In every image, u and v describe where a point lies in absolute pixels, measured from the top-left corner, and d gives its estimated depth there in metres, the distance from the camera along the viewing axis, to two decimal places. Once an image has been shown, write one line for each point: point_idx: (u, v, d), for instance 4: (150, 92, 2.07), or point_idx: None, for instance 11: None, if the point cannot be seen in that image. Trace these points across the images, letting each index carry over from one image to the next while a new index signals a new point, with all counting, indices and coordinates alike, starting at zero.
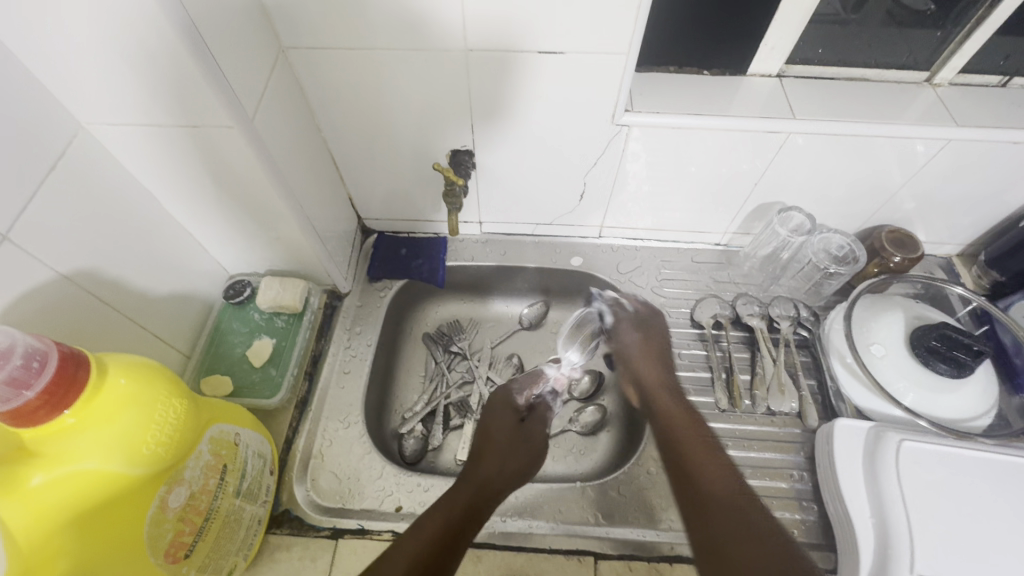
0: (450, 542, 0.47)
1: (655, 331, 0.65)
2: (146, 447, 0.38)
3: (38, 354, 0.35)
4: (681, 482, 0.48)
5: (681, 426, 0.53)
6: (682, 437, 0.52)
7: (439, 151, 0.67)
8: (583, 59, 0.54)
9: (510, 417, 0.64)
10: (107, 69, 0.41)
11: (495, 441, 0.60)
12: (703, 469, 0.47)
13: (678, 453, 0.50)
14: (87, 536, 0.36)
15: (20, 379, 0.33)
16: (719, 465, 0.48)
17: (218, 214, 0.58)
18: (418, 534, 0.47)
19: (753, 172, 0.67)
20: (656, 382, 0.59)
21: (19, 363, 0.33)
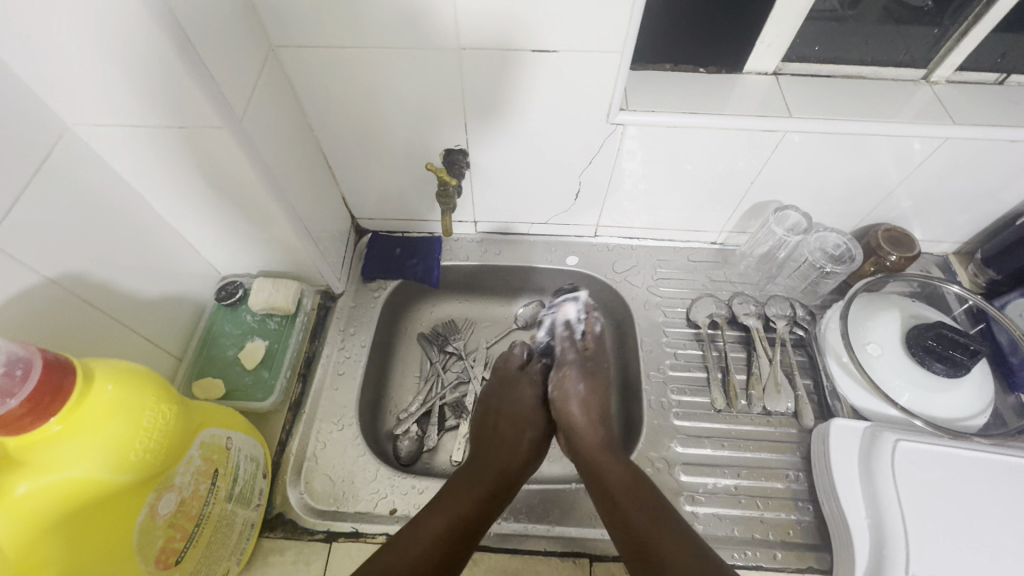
0: (472, 526, 0.49)
1: (596, 370, 0.65)
2: (134, 453, 0.38)
3: (21, 361, 0.34)
4: (620, 525, 0.50)
5: (620, 470, 0.54)
6: (618, 487, 0.53)
7: (433, 151, 0.66)
8: (577, 58, 0.53)
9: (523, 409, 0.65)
10: (92, 70, 0.40)
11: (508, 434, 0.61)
12: (635, 510, 0.50)
13: (621, 501, 0.52)
14: (75, 544, 0.36)
15: (4, 387, 0.33)
16: (652, 506, 0.51)
17: (209, 215, 0.57)
18: (443, 514, 0.49)
19: (749, 171, 0.66)
20: (592, 425, 0.60)
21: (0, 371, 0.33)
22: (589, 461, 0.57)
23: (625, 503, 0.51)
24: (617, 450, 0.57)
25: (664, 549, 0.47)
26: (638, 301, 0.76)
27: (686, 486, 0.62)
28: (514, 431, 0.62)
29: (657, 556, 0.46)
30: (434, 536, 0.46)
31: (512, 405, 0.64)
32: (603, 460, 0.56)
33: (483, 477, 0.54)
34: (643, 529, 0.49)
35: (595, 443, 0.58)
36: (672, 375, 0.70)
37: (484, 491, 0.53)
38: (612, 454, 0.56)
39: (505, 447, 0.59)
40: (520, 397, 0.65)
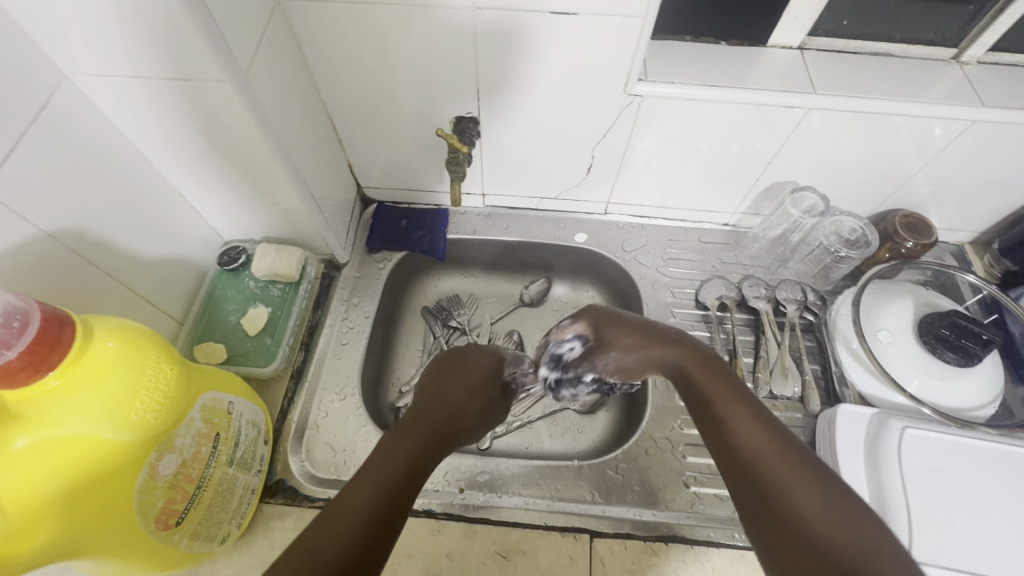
0: (401, 489, 0.39)
1: (629, 323, 0.53)
2: (135, 412, 0.37)
3: (18, 313, 0.33)
4: (724, 454, 0.41)
5: (714, 384, 0.45)
6: (725, 419, 0.42)
7: (443, 118, 0.64)
8: (597, 22, 0.51)
9: (475, 370, 0.54)
10: (90, 14, 0.38)
11: (451, 391, 0.51)
12: (752, 452, 0.39)
13: (723, 427, 0.42)
14: (75, 502, 0.35)
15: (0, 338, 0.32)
16: (754, 421, 0.41)
17: (213, 176, 0.56)
18: (370, 477, 0.39)
19: (767, 151, 0.64)
20: (653, 344, 0.51)
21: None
22: (682, 382, 0.48)
23: (724, 423, 0.43)
24: (699, 356, 0.48)
25: (799, 503, 0.36)
26: (647, 280, 0.74)
27: (689, 467, 0.61)
28: (463, 390, 0.52)
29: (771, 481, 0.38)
30: (359, 514, 0.36)
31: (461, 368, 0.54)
32: (697, 387, 0.46)
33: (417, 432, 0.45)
34: (759, 468, 0.39)
35: (667, 356, 0.50)
36: None
37: (415, 450, 0.43)
38: (712, 375, 0.46)
39: (453, 407, 0.49)
40: (469, 364, 0.55)
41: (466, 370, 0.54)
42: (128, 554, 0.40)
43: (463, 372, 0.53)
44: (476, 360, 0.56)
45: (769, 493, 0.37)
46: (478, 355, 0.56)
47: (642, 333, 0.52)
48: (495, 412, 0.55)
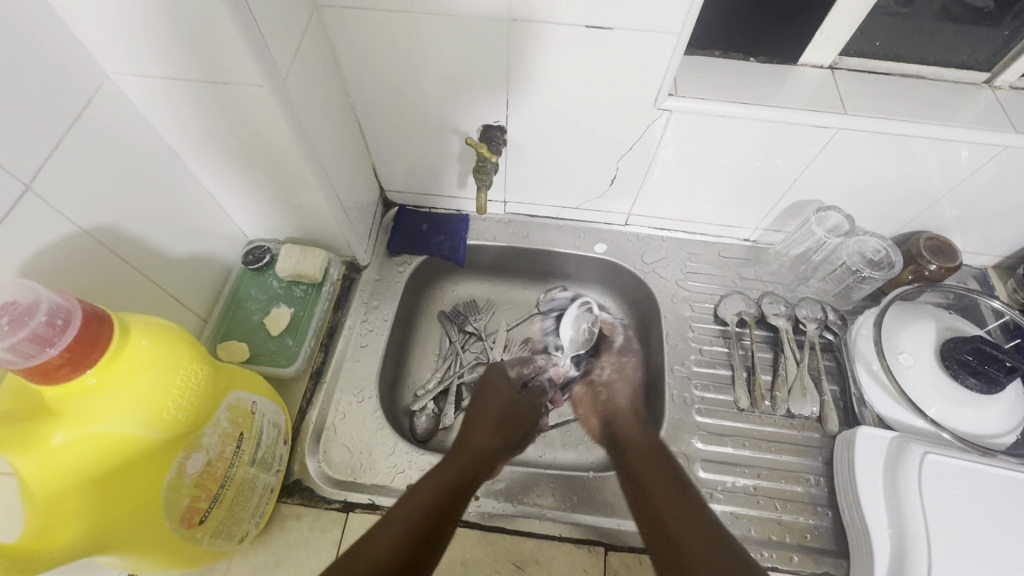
0: (444, 511, 0.47)
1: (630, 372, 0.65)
2: (166, 412, 0.38)
3: (61, 311, 0.33)
4: (643, 511, 0.51)
5: (650, 459, 0.54)
6: (644, 476, 0.53)
7: (470, 126, 0.64)
8: (631, 38, 0.51)
9: (508, 383, 0.62)
10: (137, 16, 0.39)
11: (493, 408, 0.60)
12: (683, 526, 0.46)
13: (629, 468, 0.55)
14: (104, 500, 0.35)
15: (44, 336, 0.32)
16: (675, 490, 0.50)
17: (242, 176, 0.56)
18: (416, 499, 0.47)
19: (793, 168, 0.64)
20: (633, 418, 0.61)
21: (44, 320, 0.32)
22: (629, 456, 0.56)
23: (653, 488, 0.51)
24: (652, 441, 0.57)
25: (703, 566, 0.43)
26: (666, 293, 0.74)
27: (705, 484, 0.60)
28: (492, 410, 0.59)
29: (662, 520, 0.48)
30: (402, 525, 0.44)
31: (491, 394, 0.61)
32: (636, 462, 0.55)
33: (458, 457, 0.53)
34: (677, 539, 0.46)
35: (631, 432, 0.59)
36: (696, 371, 0.67)
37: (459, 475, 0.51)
38: (654, 452, 0.56)
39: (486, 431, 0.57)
40: (500, 385, 0.62)
41: (499, 386, 0.62)
42: (153, 551, 0.40)
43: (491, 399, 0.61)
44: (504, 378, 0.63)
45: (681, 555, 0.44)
46: (501, 371, 0.63)
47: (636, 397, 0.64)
48: (526, 425, 0.62)
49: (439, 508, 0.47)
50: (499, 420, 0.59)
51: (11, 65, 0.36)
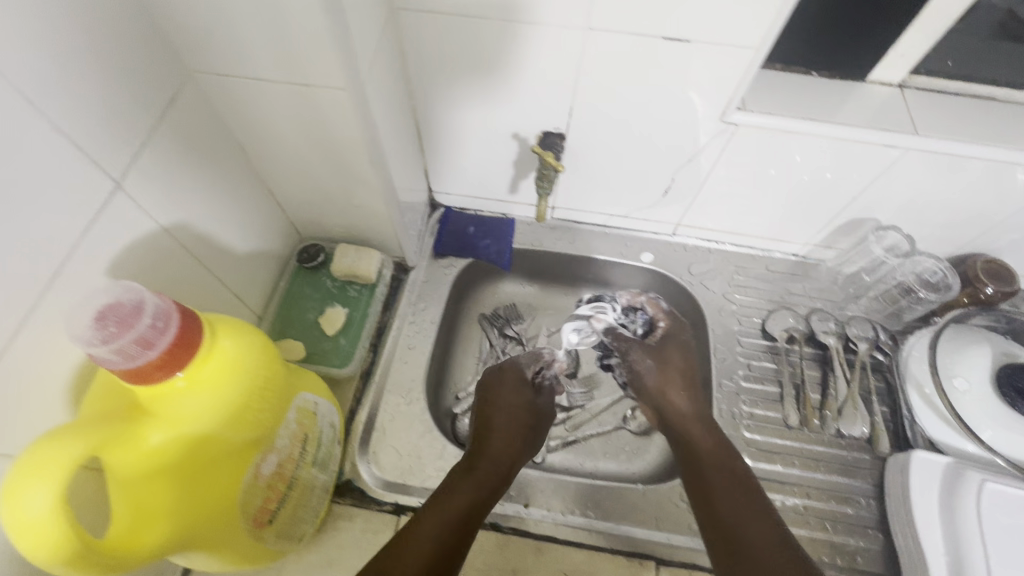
0: (472, 516, 0.49)
1: (665, 357, 0.64)
2: (249, 413, 0.38)
3: (163, 314, 0.33)
4: (707, 515, 0.52)
5: (711, 463, 0.55)
6: (711, 477, 0.54)
7: (529, 132, 0.63)
8: (708, 51, 0.50)
9: (522, 391, 0.64)
10: (230, 19, 0.39)
11: (512, 414, 0.62)
12: (757, 534, 0.48)
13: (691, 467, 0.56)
14: (189, 499, 0.36)
15: (148, 338, 0.32)
16: (743, 497, 0.52)
17: (306, 175, 0.56)
18: (443, 503, 0.49)
19: (854, 187, 0.63)
20: (684, 413, 0.60)
21: (148, 322, 0.32)
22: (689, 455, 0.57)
23: (716, 494, 0.53)
24: (714, 440, 0.57)
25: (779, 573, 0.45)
26: (714, 306, 0.73)
27: None
28: (509, 418, 0.61)
29: (732, 527, 0.50)
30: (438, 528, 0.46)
31: (506, 391, 0.64)
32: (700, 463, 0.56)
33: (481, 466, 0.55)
34: (754, 545, 0.47)
35: (691, 431, 0.59)
36: (744, 386, 0.67)
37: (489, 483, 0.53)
38: (715, 453, 0.56)
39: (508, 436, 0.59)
40: (514, 389, 0.64)
41: (513, 390, 0.64)
42: (224, 550, 0.40)
43: (508, 407, 0.62)
44: (515, 385, 0.65)
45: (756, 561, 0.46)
46: (516, 372, 0.65)
47: (688, 384, 0.62)
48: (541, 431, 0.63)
49: (467, 514, 0.49)
50: (522, 425, 0.61)
51: (108, 65, 0.37)
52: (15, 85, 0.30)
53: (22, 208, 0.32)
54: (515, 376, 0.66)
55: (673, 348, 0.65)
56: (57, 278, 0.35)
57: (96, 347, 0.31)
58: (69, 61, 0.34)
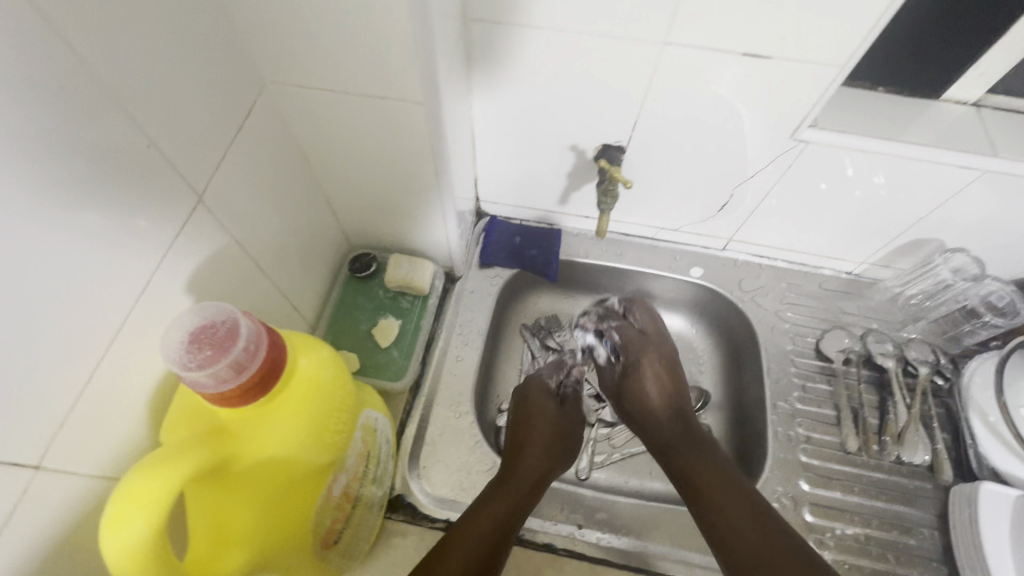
0: (505, 529, 0.50)
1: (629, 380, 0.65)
2: (327, 434, 0.37)
3: (253, 337, 0.32)
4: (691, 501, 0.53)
5: (691, 452, 0.56)
6: (688, 466, 0.55)
7: (587, 144, 0.62)
8: (786, 68, 0.49)
9: (550, 406, 0.65)
10: (317, 32, 0.39)
11: (542, 428, 0.62)
12: (738, 520, 0.48)
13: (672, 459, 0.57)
14: (269, 524, 0.35)
15: (240, 362, 0.31)
16: (724, 481, 0.52)
17: (367, 185, 0.56)
18: (479, 517, 0.50)
19: (922, 208, 0.61)
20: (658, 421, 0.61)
21: (242, 346, 0.31)
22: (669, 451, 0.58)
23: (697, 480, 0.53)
24: (690, 435, 0.58)
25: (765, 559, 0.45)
26: (766, 324, 0.72)
27: (815, 529, 0.59)
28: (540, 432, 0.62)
29: (713, 512, 0.50)
30: (471, 541, 0.47)
31: (538, 411, 0.64)
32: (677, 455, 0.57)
33: (514, 481, 0.55)
34: (733, 531, 0.48)
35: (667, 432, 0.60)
36: (800, 409, 0.65)
37: (520, 494, 0.54)
38: (691, 445, 0.57)
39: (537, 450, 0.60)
40: (544, 404, 0.65)
41: (542, 408, 0.65)
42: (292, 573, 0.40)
43: (536, 423, 0.62)
44: (543, 400, 0.66)
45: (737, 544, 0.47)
46: (542, 388, 0.67)
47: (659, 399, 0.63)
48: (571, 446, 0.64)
49: (499, 527, 0.50)
50: (552, 440, 0.62)
51: (199, 78, 0.36)
52: (116, 100, 0.30)
53: (116, 222, 0.32)
54: (543, 393, 0.67)
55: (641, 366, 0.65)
56: (141, 294, 0.35)
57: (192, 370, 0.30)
58: (164, 75, 0.33)
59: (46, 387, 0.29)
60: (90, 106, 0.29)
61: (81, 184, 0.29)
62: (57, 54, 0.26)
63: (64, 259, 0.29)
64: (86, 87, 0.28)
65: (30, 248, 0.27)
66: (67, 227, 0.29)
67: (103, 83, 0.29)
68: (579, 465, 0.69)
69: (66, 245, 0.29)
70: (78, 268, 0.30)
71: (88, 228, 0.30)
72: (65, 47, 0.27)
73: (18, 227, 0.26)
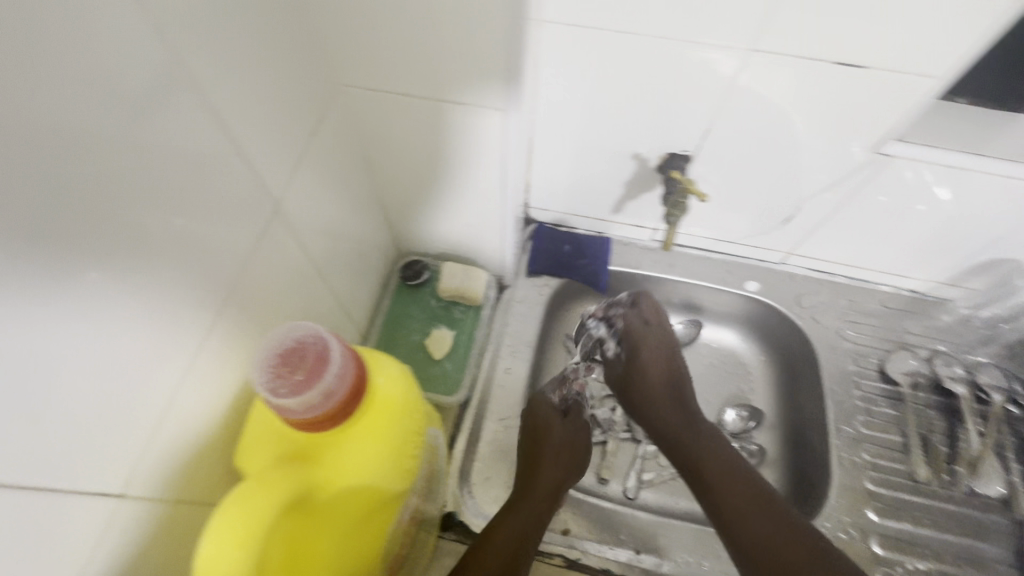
0: (529, 537, 0.51)
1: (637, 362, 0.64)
2: (406, 460, 0.35)
3: (345, 366, 0.31)
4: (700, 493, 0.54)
5: (696, 441, 0.58)
6: (693, 456, 0.56)
7: (650, 152, 0.59)
8: (878, 78, 0.46)
9: (557, 416, 0.61)
10: (398, 36, 0.39)
11: (557, 439, 0.59)
12: (745, 505, 0.51)
13: (676, 449, 0.58)
14: (346, 553, 0.33)
15: (331, 390, 0.30)
16: (729, 469, 0.54)
17: (426, 191, 0.55)
18: (506, 526, 0.50)
19: (1007, 227, 0.58)
20: (660, 408, 0.62)
21: (334, 374, 0.30)
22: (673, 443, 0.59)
23: (705, 470, 0.55)
24: (689, 423, 0.60)
25: (779, 544, 0.47)
26: (826, 343, 0.69)
27: (884, 561, 0.56)
28: (558, 440, 0.59)
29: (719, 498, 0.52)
30: (496, 550, 0.48)
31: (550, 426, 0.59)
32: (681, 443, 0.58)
33: (537, 490, 0.54)
34: (741, 516, 0.50)
35: (667, 422, 0.61)
36: (865, 433, 0.63)
37: (544, 501, 0.54)
38: (697, 435, 0.58)
39: (557, 455, 0.58)
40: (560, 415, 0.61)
41: (549, 417, 0.60)
42: None
43: (548, 438, 0.58)
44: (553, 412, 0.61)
45: (747, 530, 0.49)
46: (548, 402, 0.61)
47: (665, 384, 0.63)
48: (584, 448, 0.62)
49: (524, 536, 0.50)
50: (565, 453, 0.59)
51: (283, 81, 0.37)
52: (205, 96, 0.30)
53: (204, 229, 0.32)
54: (548, 404, 0.61)
55: (651, 354, 0.64)
56: (225, 300, 0.35)
57: (282, 395, 0.29)
58: (252, 80, 0.34)
59: (134, 407, 0.28)
60: (189, 109, 0.29)
61: (182, 187, 0.29)
62: (149, 44, 0.25)
63: (154, 271, 0.28)
64: (187, 92, 0.28)
65: (141, 251, 0.27)
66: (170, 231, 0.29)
67: (191, 76, 0.28)
68: (627, 483, 0.67)
69: (163, 253, 0.29)
70: (176, 272, 0.30)
71: (187, 235, 0.30)
72: (156, 36, 0.26)
73: (117, 235, 0.26)
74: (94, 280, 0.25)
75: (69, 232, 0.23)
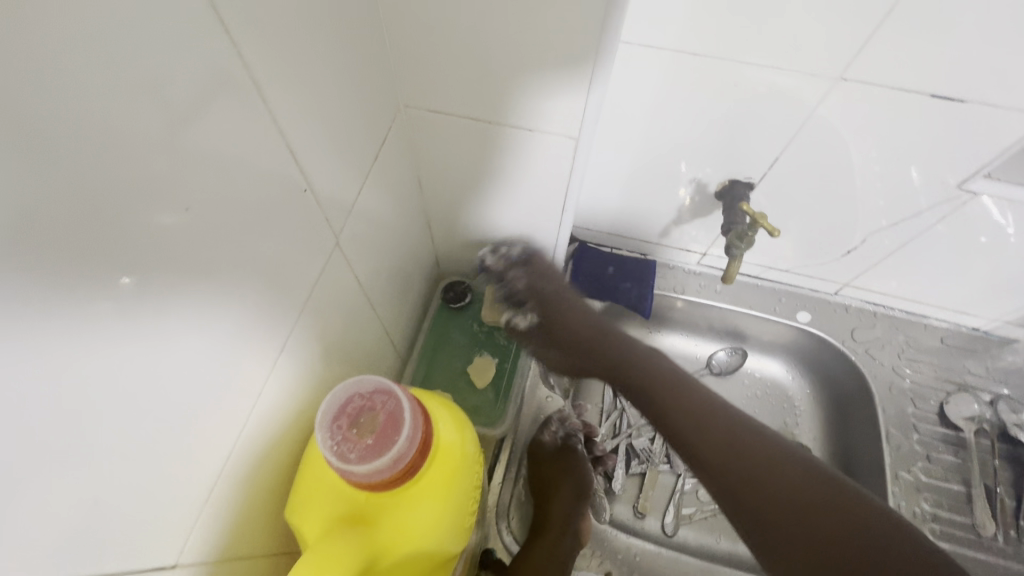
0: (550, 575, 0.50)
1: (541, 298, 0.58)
2: (466, 519, 0.34)
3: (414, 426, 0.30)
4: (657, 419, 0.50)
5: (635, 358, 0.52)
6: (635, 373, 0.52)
7: (710, 177, 0.57)
8: (976, 112, 0.43)
9: (554, 446, 0.59)
10: (474, 56, 0.37)
11: (563, 470, 0.58)
12: (694, 425, 0.46)
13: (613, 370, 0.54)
14: None
15: (402, 454, 0.29)
16: (677, 390, 0.49)
17: (479, 210, 0.53)
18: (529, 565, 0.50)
19: None
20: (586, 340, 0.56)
21: (406, 438, 0.29)
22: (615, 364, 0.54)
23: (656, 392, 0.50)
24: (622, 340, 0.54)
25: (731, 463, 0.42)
26: (883, 382, 0.65)
27: None
28: (564, 471, 0.58)
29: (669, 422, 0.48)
30: None
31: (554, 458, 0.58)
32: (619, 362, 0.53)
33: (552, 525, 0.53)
34: (693, 435, 0.45)
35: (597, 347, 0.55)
36: (926, 483, 0.61)
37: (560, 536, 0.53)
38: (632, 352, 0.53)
39: (566, 486, 0.57)
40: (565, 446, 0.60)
41: (548, 450, 0.59)
42: None
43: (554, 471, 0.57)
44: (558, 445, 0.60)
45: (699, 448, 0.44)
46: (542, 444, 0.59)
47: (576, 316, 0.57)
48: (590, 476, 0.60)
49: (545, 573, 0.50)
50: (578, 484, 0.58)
51: (349, 105, 0.35)
52: (279, 125, 0.28)
53: (260, 270, 0.30)
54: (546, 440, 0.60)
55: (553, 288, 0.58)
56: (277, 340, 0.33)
57: (350, 456, 0.28)
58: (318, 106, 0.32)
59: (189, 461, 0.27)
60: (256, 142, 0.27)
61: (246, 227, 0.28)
62: (225, 69, 0.23)
63: (213, 319, 0.27)
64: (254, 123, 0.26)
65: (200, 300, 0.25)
66: (230, 274, 0.27)
67: (263, 101, 0.27)
68: (665, 519, 0.63)
69: (222, 300, 0.27)
70: (233, 317, 0.28)
71: (246, 279, 0.29)
72: (234, 61, 0.24)
73: (183, 291, 0.24)
74: (162, 340, 0.24)
75: (143, 292, 0.22)
